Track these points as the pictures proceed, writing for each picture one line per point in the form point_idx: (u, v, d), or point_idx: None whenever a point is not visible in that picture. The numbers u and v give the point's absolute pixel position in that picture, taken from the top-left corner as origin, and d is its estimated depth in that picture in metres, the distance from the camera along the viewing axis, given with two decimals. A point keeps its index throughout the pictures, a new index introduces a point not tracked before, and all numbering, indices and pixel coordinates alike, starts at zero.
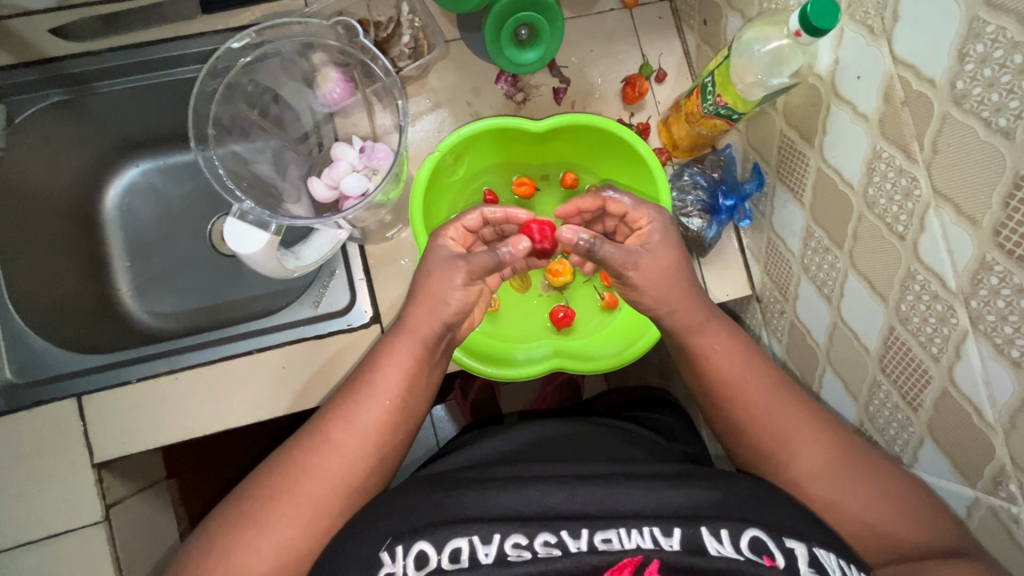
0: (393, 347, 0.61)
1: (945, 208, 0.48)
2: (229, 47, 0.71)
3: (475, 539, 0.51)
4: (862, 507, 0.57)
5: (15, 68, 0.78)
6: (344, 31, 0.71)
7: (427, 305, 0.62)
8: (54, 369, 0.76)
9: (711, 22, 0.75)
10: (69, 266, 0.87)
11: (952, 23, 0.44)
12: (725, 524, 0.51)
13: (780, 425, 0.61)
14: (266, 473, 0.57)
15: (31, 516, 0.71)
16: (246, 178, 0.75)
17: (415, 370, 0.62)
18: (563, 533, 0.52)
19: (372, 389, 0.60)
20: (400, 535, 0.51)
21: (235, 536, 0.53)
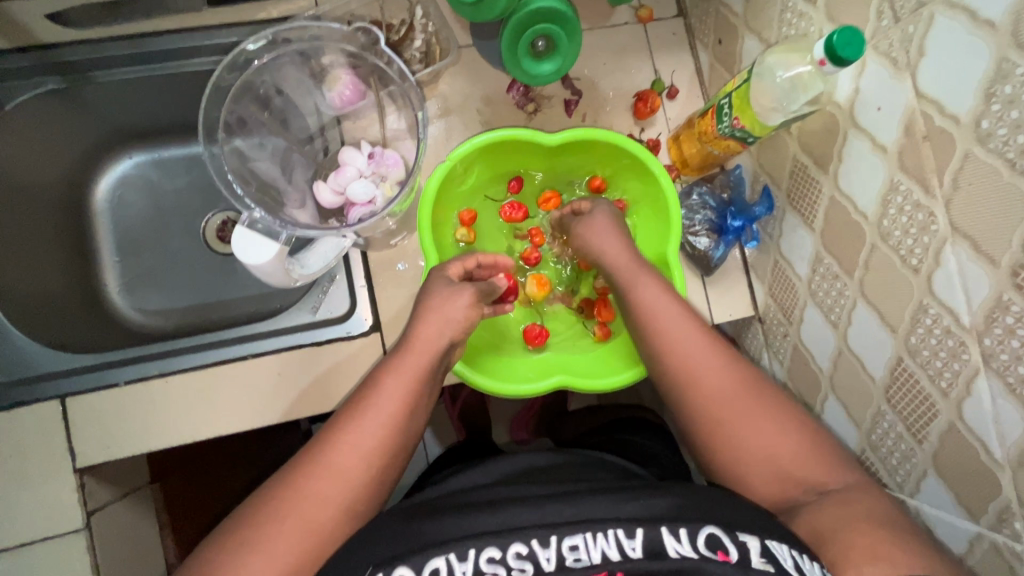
0: (397, 364, 0.61)
1: (962, 244, 0.48)
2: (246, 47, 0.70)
3: (451, 557, 0.49)
4: (787, 455, 0.56)
5: (10, 52, 0.74)
6: (366, 39, 0.70)
7: (431, 323, 0.63)
8: (37, 368, 0.73)
9: (726, 42, 0.75)
10: (55, 260, 0.83)
11: (981, 61, 0.43)
12: (684, 523, 0.50)
13: (707, 372, 0.60)
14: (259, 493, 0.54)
15: (8, 522, 0.68)
16: (252, 181, 0.73)
17: (418, 387, 0.60)
18: (533, 542, 0.50)
19: (374, 404, 0.58)
20: (379, 563, 0.48)
21: (224, 561, 0.49)
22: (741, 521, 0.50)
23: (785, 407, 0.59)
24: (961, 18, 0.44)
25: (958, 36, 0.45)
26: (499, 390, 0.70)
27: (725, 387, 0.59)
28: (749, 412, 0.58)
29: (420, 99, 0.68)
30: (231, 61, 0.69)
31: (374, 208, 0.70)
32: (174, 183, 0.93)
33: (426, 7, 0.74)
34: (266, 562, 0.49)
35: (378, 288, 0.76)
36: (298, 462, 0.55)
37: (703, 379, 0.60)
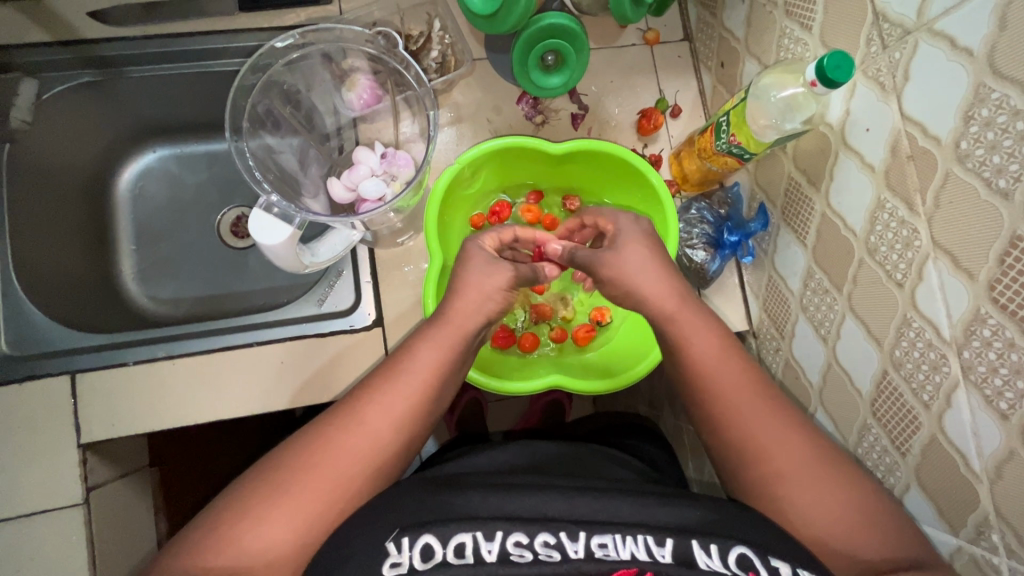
0: (428, 336, 0.63)
1: (942, 259, 0.51)
2: (274, 45, 0.73)
3: (479, 535, 0.51)
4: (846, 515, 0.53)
5: (49, 45, 0.78)
6: (384, 43, 0.75)
7: (467, 299, 0.64)
8: (50, 345, 0.75)
9: (728, 65, 0.78)
10: (76, 244, 0.87)
11: (960, 88, 0.46)
12: (715, 538, 0.51)
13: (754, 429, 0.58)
14: (290, 444, 0.58)
15: (12, 492, 0.70)
16: (273, 171, 0.76)
17: (448, 360, 0.63)
18: (561, 534, 0.52)
19: (404, 373, 0.60)
20: (406, 527, 0.52)
21: (259, 503, 0.53)
22: (772, 545, 0.50)
23: (828, 450, 0.58)
24: (943, 46, 0.47)
25: (940, 62, 0.48)
26: (496, 387, 0.71)
27: (779, 438, 0.57)
28: (796, 462, 0.56)
29: (432, 102, 0.72)
30: (256, 61, 0.74)
31: (384, 201, 0.73)
32: (194, 177, 0.97)
33: (444, 20, 0.79)
34: (296, 509, 0.53)
35: (382, 284, 0.79)
36: (330, 421, 0.58)
37: (755, 430, 0.58)
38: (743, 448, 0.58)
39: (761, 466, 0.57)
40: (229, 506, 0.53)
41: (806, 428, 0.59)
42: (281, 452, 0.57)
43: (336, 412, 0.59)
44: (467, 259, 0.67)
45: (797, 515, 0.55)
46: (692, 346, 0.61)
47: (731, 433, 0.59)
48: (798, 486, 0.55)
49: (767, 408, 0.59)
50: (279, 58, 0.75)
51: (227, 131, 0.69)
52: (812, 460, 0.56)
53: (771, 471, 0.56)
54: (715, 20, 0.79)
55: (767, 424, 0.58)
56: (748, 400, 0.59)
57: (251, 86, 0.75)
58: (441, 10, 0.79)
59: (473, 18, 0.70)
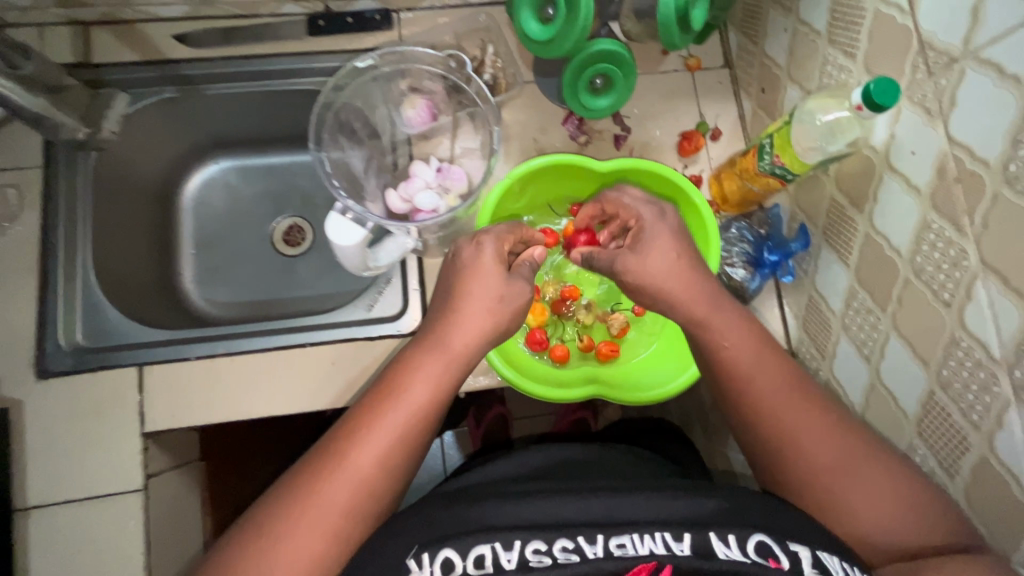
0: (418, 358, 0.63)
1: (992, 279, 0.51)
2: (356, 64, 0.80)
3: (497, 546, 0.53)
4: (881, 503, 0.54)
5: (137, 65, 0.85)
6: (455, 64, 0.82)
7: (459, 321, 0.64)
8: (120, 339, 0.80)
9: (769, 91, 0.81)
10: (145, 247, 0.93)
11: (1008, 112, 0.48)
12: (733, 529, 0.53)
13: (781, 420, 0.59)
14: (289, 480, 0.58)
15: (79, 476, 0.74)
16: (346, 178, 0.83)
17: (437, 386, 0.62)
18: (580, 538, 0.54)
19: (394, 400, 0.60)
20: (425, 544, 0.53)
21: (261, 546, 0.53)
22: (792, 532, 0.52)
23: (846, 425, 0.59)
24: (990, 73, 0.49)
25: (987, 89, 0.49)
26: (539, 393, 0.73)
27: (804, 425, 0.59)
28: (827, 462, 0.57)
29: (497, 119, 0.79)
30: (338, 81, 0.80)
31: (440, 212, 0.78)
32: (253, 189, 1.03)
33: (497, 46, 0.84)
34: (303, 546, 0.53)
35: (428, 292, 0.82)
36: (322, 456, 0.58)
37: (784, 424, 0.59)
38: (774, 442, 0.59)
39: (788, 450, 0.59)
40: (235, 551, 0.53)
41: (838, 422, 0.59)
42: (270, 501, 0.56)
43: (329, 445, 0.59)
44: (474, 274, 0.65)
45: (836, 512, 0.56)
46: (722, 342, 0.62)
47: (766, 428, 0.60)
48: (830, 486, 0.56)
49: (792, 403, 0.60)
50: (355, 78, 0.82)
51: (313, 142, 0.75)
52: (839, 454, 0.57)
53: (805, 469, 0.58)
54: (757, 48, 0.82)
55: (797, 416, 0.59)
56: (766, 391, 0.61)
57: (329, 104, 0.81)
58: (495, 36, 0.84)
59: (530, 44, 0.74)
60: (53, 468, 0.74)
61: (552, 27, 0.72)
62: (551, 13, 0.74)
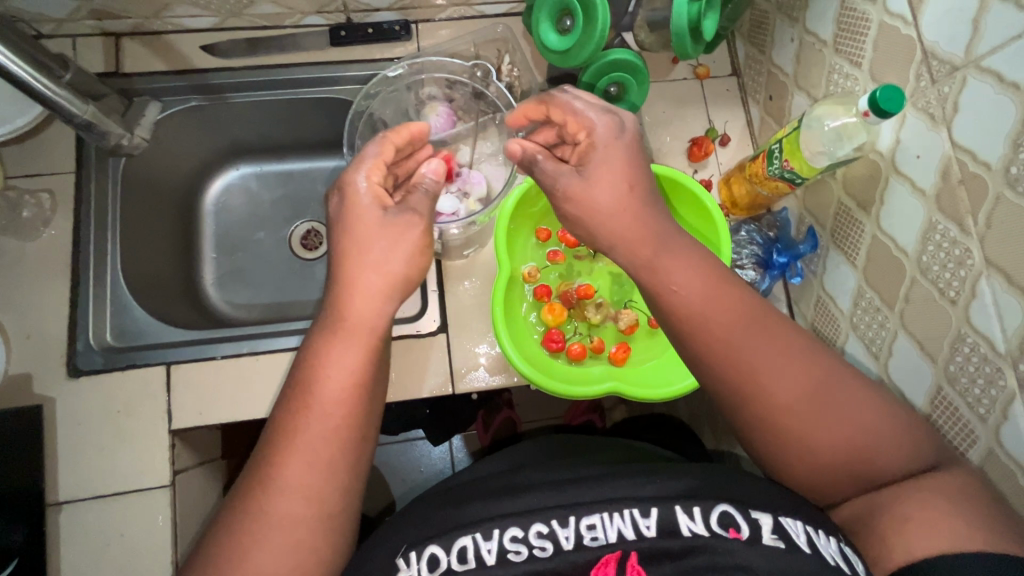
0: (332, 343, 0.58)
1: (996, 277, 0.54)
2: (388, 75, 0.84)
3: (478, 537, 0.56)
4: (857, 437, 0.53)
5: (165, 74, 0.88)
6: (481, 74, 0.87)
7: (357, 285, 0.60)
8: (147, 339, 0.83)
9: (777, 98, 0.84)
10: (169, 250, 0.96)
11: (1009, 117, 0.50)
12: (696, 503, 0.55)
13: (746, 359, 0.55)
14: (230, 503, 0.54)
15: (108, 471, 0.76)
16: None
17: (365, 366, 0.58)
18: (553, 523, 0.56)
19: (316, 392, 0.56)
20: (413, 544, 0.57)
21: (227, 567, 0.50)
22: (752, 500, 0.54)
23: (807, 353, 0.56)
24: (991, 81, 0.52)
25: (989, 96, 0.52)
26: (558, 390, 0.75)
27: (770, 366, 0.55)
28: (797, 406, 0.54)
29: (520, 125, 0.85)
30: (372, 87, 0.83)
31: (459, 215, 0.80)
32: (271, 194, 1.06)
33: (513, 56, 0.87)
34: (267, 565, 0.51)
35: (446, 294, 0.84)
36: (255, 469, 0.54)
37: (753, 364, 0.55)
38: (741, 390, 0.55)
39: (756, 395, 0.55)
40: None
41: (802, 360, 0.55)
42: (225, 520, 0.53)
43: (260, 456, 0.55)
44: (361, 245, 0.61)
45: (811, 454, 0.54)
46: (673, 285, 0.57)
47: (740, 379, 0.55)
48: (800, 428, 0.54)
49: (755, 345, 0.55)
50: (386, 85, 0.85)
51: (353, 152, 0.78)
52: (811, 392, 0.54)
53: (776, 414, 0.54)
54: (764, 57, 0.85)
55: (761, 353, 0.55)
56: (726, 331, 0.56)
57: (361, 113, 0.84)
58: (511, 46, 0.87)
59: (550, 54, 0.77)
60: (83, 463, 0.76)
61: (569, 38, 0.75)
62: (569, 23, 0.76)
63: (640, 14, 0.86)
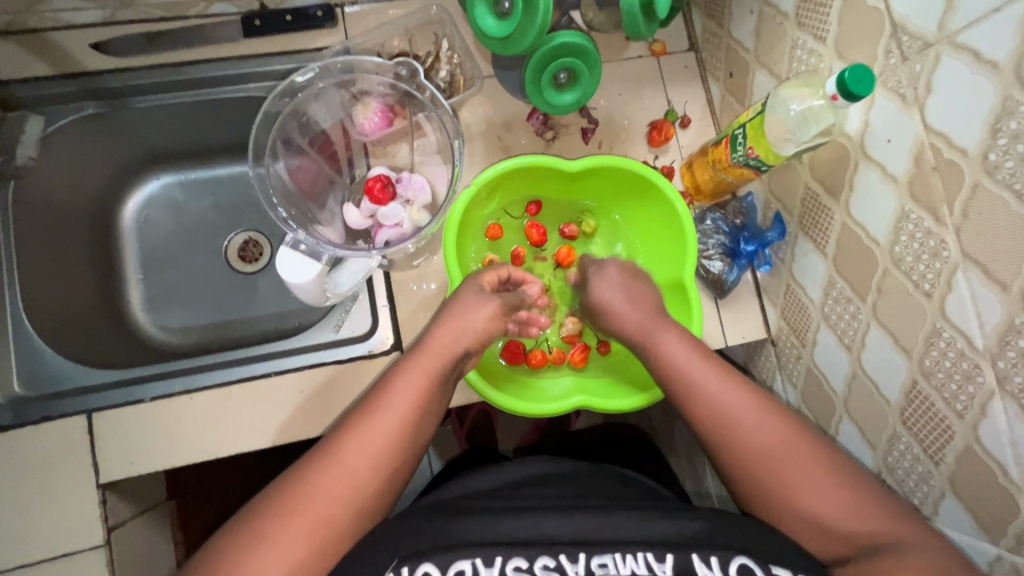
0: (408, 365, 0.64)
1: (974, 270, 0.50)
2: (296, 77, 0.73)
3: (478, 561, 0.53)
4: (827, 505, 0.55)
5: (51, 78, 0.77)
6: (406, 73, 0.76)
7: (447, 327, 0.66)
8: (65, 384, 0.74)
9: (737, 75, 0.78)
10: (84, 277, 0.85)
11: (986, 99, 0.46)
12: (715, 551, 0.53)
13: (725, 417, 0.61)
14: (263, 495, 0.56)
15: (31, 537, 0.68)
16: (294, 204, 0.77)
17: (429, 388, 0.63)
18: (561, 557, 0.54)
19: (383, 412, 0.60)
20: (406, 557, 0.53)
21: (243, 553, 0.52)
22: (774, 554, 0.53)
23: (785, 418, 0.61)
24: (967, 59, 0.47)
25: (964, 75, 0.48)
26: (520, 409, 0.70)
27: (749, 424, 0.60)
28: (776, 450, 0.58)
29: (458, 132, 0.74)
30: (283, 89, 0.73)
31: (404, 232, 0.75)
32: (199, 205, 0.96)
33: (452, 40, 0.79)
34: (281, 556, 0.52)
35: (400, 308, 0.78)
36: (301, 467, 0.57)
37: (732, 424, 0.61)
38: (726, 432, 0.61)
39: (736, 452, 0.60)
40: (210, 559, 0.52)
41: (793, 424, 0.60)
42: (266, 497, 0.56)
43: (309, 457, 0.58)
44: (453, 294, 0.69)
45: (781, 498, 0.57)
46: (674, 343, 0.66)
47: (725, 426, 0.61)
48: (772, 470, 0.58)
49: (744, 390, 0.62)
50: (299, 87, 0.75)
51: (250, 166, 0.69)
52: (792, 455, 0.58)
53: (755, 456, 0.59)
54: (722, 31, 0.79)
55: (746, 415, 0.61)
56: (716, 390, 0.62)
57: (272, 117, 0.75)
58: (448, 29, 0.79)
59: (491, 40, 0.69)
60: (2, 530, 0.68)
61: (509, 21, 0.68)
62: (507, 5, 0.69)
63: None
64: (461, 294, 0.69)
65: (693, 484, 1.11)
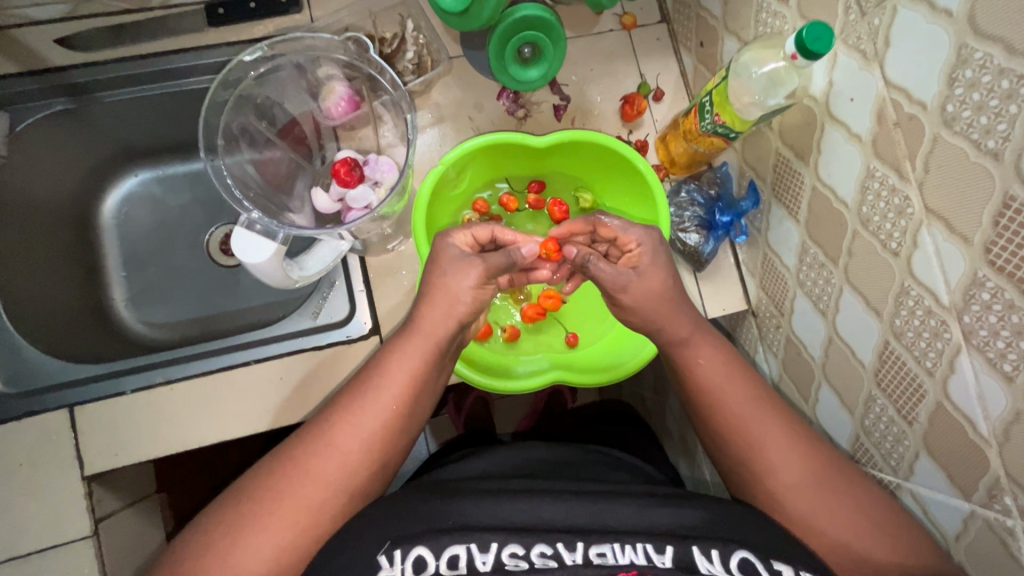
0: (400, 349, 0.62)
1: (937, 225, 0.50)
2: (241, 60, 0.72)
3: (473, 547, 0.53)
4: (827, 513, 0.56)
5: (19, 77, 0.77)
6: (356, 48, 0.74)
7: (434, 306, 0.63)
8: (47, 380, 0.75)
9: (707, 44, 0.77)
10: (65, 275, 0.86)
11: (941, 49, 0.45)
12: (715, 543, 0.53)
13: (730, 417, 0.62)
14: (255, 477, 0.58)
15: (20, 530, 0.69)
16: (254, 187, 0.77)
17: (420, 374, 0.62)
18: (558, 545, 0.54)
19: (374, 397, 0.60)
20: (398, 539, 0.53)
21: (226, 535, 0.53)
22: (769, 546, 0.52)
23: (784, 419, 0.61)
24: (922, 8, 0.46)
25: (920, 26, 0.47)
26: (494, 386, 0.71)
27: (756, 422, 0.61)
28: (776, 449, 0.59)
29: (411, 105, 0.72)
30: (223, 79, 0.72)
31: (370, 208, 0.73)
32: (178, 200, 0.96)
33: (417, 21, 0.78)
34: (267, 541, 0.53)
35: (378, 294, 0.78)
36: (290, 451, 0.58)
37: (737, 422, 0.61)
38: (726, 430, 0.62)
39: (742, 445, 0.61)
40: (195, 542, 0.54)
41: (793, 421, 0.61)
42: (254, 482, 0.57)
43: (297, 442, 0.59)
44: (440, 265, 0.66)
45: (778, 500, 0.58)
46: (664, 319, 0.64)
47: (724, 421, 0.62)
48: (766, 470, 0.59)
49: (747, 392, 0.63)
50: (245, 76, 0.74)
51: (200, 151, 0.69)
52: (795, 457, 0.59)
53: (756, 454, 0.60)
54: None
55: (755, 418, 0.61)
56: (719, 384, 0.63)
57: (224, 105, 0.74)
58: (413, 10, 0.78)
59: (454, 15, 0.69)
60: None
61: None
62: None
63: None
64: (439, 262, 0.64)
65: (686, 463, 1.11)
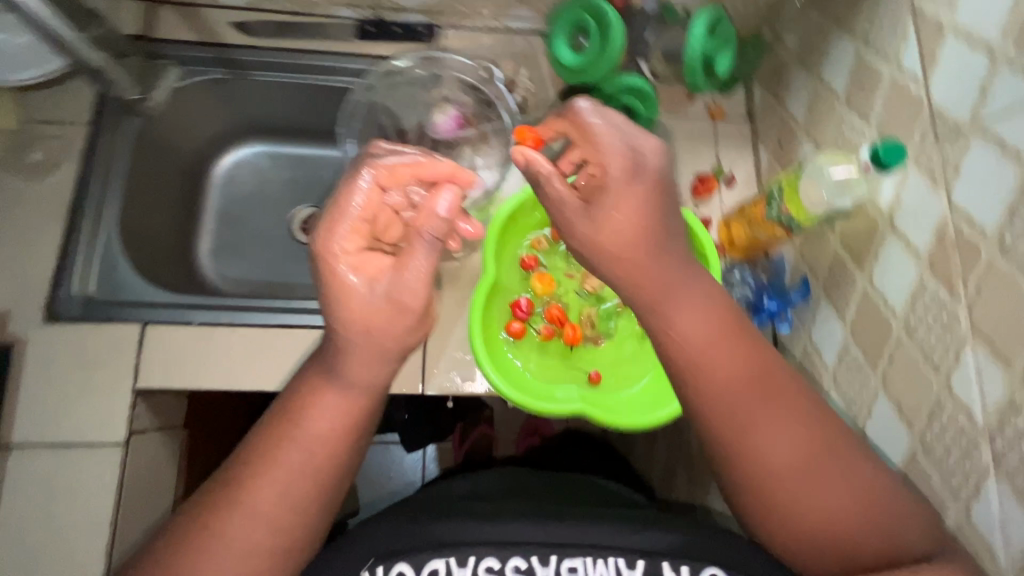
0: (340, 337, 0.54)
1: (981, 346, 0.52)
2: (394, 64, 0.88)
3: (452, 561, 0.55)
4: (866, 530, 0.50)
5: (195, 45, 0.91)
6: (486, 75, 0.87)
7: (376, 297, 0.54)
8: (131, 296, 0.83)
9: (785, 145, 0.84)
10: (170, 214, 0.97)
11: (1008, 185, 0.50)
12: (687, 560, 0.55)
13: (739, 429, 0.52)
14: (223, 477, 0.53)
15: (66, 422, 0.75)
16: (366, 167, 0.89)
17: (366, 374, 0.54)
18: (533, 559, 0.55)
19: (325, 394, 0.54)
20: (381, 555, 0.55)
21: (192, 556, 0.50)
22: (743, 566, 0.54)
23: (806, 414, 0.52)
24: (994, 147, 0.51)
25: (991, 161, 0.51)
26: (522, 402, 0.72)
27: (776, 435, 0.51)
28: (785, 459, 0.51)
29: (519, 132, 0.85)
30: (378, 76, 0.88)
31: None
32: (279, 175, 1.07)
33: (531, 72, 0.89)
34: (247, 532, 0.50)
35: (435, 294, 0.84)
36: (259, 444, 0.53)
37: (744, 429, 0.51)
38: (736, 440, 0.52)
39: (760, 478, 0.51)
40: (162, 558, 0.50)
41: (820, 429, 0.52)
42: (213, 488, 0.53)
43: (262, 439, 0.54)
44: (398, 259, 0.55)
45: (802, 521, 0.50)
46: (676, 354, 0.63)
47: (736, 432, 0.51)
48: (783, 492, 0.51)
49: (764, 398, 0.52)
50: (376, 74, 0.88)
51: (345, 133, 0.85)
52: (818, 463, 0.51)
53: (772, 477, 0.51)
54: (778, 104, 0.86)
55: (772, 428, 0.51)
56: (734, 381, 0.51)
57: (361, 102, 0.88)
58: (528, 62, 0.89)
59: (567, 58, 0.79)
60: (44, 410, 0.76)
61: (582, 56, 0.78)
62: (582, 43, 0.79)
63: (661, 46, 0.88)
64: (334, 254, 0.54)
65: None
